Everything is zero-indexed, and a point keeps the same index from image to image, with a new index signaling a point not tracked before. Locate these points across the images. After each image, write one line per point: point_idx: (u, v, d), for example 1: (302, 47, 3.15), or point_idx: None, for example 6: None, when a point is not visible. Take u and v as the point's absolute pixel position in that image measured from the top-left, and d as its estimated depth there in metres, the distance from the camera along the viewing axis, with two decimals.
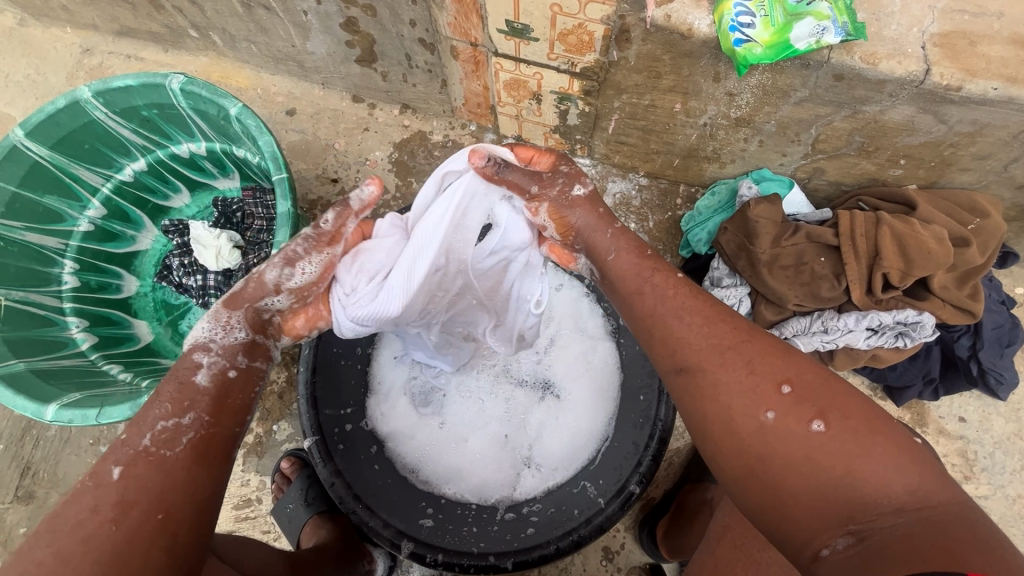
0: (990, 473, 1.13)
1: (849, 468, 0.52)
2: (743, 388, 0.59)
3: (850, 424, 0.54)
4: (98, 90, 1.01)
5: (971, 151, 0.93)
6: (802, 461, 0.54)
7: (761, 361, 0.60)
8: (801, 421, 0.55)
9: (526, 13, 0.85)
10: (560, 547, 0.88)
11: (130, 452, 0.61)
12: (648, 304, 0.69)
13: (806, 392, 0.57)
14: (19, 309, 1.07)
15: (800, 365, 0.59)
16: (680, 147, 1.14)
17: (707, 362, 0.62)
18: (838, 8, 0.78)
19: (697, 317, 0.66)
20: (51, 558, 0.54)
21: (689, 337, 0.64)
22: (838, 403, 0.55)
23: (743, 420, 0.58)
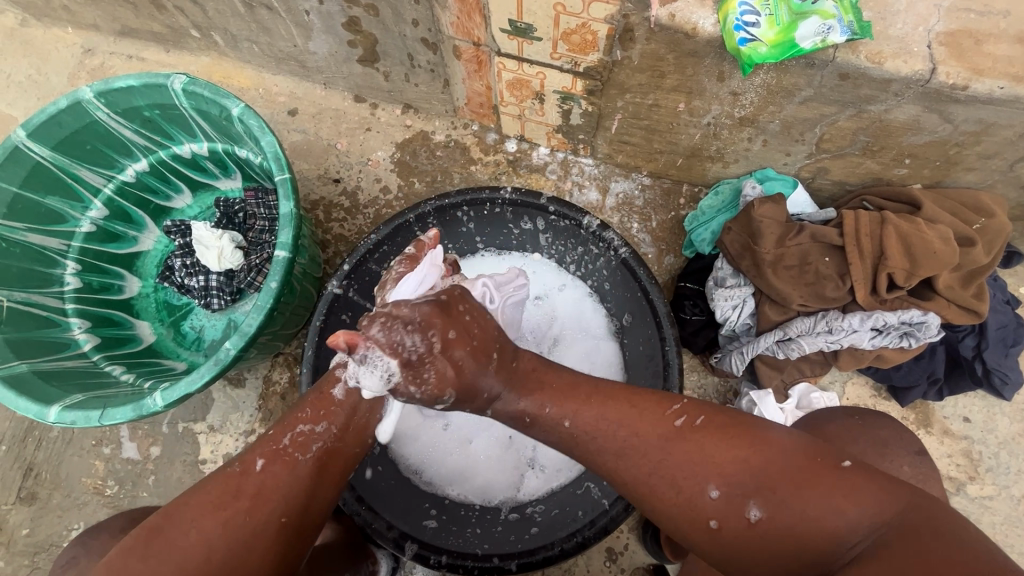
0: (995, 473, 1.13)
1: (801, 526, 0.55)
2: (682, 504, 0.60)
3: (775, 494, 0.56)
4: (100, 90, 1.01)
5: (976, 150, 0.92)
6: (762, 543, 0.56)
7: (671, 468, 0.60)
8: (739, 513, 0.57)
9: (529, 12, 0.85)
10: (563, 549, 0.86)
11: (270, 449, 0.66)
12: (561, 437, 0.66)
13: (730, 481, 0.58)
14: (21, 310, 1.07)
15: (716, 436, 0.61)
16: (684, 146, 1.13)
17: (639, 492, 0.62)
18: (844, 7, 0.78)
19: (608, 431, 0.63)
20: (191, 538, 0.61)
21: (602, 464, 0.64)
22: (762, 468, 0.58)
23: (695, 527, 0.60)
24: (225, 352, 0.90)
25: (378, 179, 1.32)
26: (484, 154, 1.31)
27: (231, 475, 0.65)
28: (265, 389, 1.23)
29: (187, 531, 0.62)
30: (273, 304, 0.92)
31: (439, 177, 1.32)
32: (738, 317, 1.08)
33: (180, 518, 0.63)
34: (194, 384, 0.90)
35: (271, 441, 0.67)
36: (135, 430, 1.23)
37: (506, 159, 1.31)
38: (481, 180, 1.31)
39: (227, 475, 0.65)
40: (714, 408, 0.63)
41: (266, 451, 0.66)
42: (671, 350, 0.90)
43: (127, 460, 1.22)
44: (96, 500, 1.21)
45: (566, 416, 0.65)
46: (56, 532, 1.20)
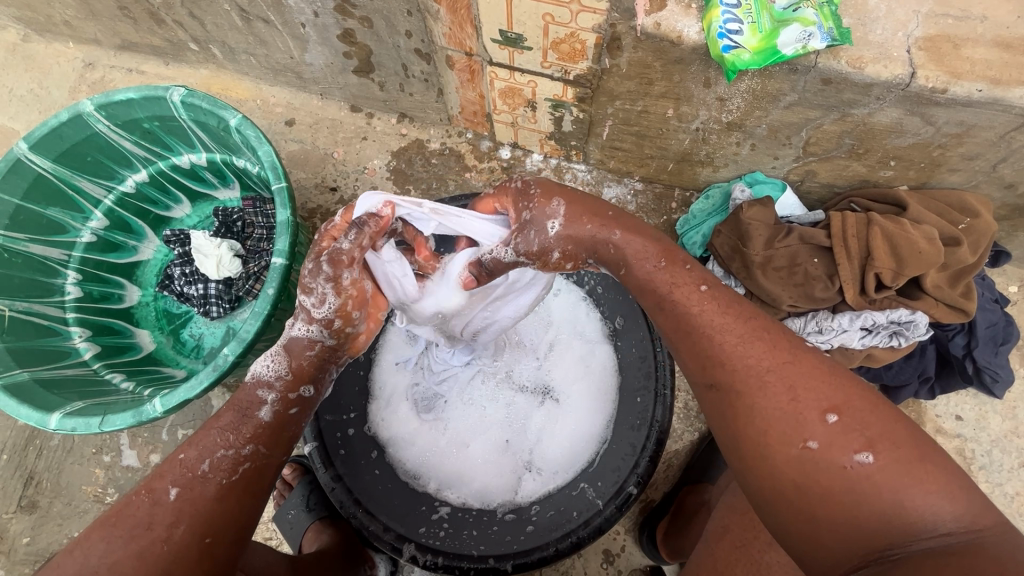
0: (988, 471, 1.14)
1: (895, 492, 0.51)
2: (784, 417, 0.56)
3: (899, 452, 0.52)
4: (100, 103, 1.03)
5: (958, 152, 0.94)
6: (844, 493, 0.53)
7: (800, 380, 0.57)
8: (842, 454, 0.53)
9: (518, 23, 0.87)
10: (558, 549, 0.88)
11: (182, 461, 0.61)
12: (678, 305, 0.64)
13: (853, 416, 0.54)
14: (21, 319, 1.09)
15: (847, 378, 0.57)
16: (674, 151, 1.15)
17: (742, 384, 0.59)
18: (824, 14, 0.80)
19: (730, 329, 0.61)
20: (104, 569, 0.57)
21: (715, 346, 0.60)
22: (888, 427, 0.54)
23: (780, 441, 0.56)
24: (223, 359, 0.92)
25: (374, 187, 1.34)
26: (479, 161, 1.33)
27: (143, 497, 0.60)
28: None
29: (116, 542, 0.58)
30: (270, 311, 0.93)
31: (435, 184, 1.33)
32: None
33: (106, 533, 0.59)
34: (193, 390, 0.92)
35: (180, 460, 0.61)
36: (135, 438, 1.24)
37: (500, 167, 1.33)
38: (476, 187, 1.33)
39: (133, 502, 0.60)
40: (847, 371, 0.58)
41: (185, 467, 0.61)
42: (662, 348, 0.95)
43: (127, 468, 1.23)
44: (96, 508, 1.22)
45: (705, 280, 0.64)
46: (56, 540, 1.21)
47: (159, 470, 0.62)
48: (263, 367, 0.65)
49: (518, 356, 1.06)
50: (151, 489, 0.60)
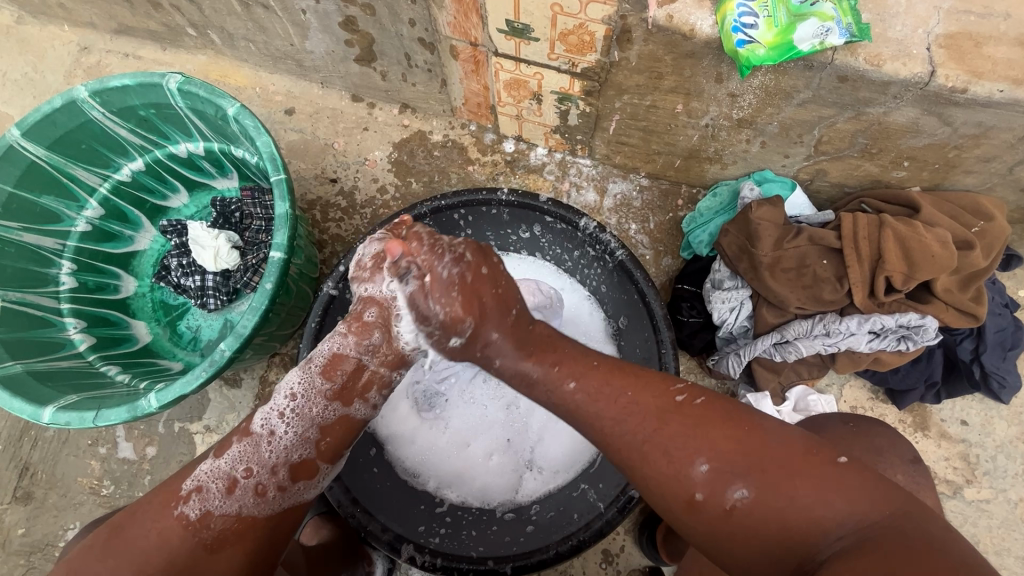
0: (992, 477, 1.13)
1: (780, 511, 0.54)
2: (665, 478, 0.59)
3: (766, 478, 0.55)
4: (95, 89, 1.00)
5: (975, 153, 0.92)
6: (739, 526, 0.56)
7: (667, 441, 0.60)
8: (724, 491, 0.57)
9: (526, 13, 0.84)
10: (559, 552, 0.86)
11: (247, 437, 0.70)
12: (556, 404, 0.67)
13: (722, 459, 0.57)
14: (15, 310, 1.07)
15: (653, 388, 0.64)
16: (682, 148, 1.13)
17: (629, 458, 0.62)
18: (843, 9, 0.77)
19: (610, 401, 0.64)
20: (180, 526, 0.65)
21: (598, 429, 0.64)
22: (755, 451, 0.57)
23: (676, 500, 0.59)
24: (220, 354, 0.90)
25: (375, 179, 1.31)
26: (482, 154, 1.31)
27: (200, 462, 0.69)
28: (262, 389, 1.23)
29: (151, 528, 0.65)
30: (268, 306, 0.91)
31: (437, 177, 1.31)
32: (735, 320, 1.07)
33: (147, 516, 0.66)
34: (190, 385, 0.90)
35: (242, 441, 0.70)
36: (131, 430, 1.22)
37: (504, 160, 1.30)
38: (479, 181, 1.30)
39: (180, 492, 0.67)
40: (697, 392, 0.63)
41: (243, 453, 0.70)
42: (668, 351, 0.90)
43: (123, 460, 1.22)
44: (92, 499, 1.21)
45: (573, 377, 0.66)
46: (51, 531, 1.20)
47: (210, 453, 0.71)
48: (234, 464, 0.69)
49: None
50: (200, 478, 0.68)
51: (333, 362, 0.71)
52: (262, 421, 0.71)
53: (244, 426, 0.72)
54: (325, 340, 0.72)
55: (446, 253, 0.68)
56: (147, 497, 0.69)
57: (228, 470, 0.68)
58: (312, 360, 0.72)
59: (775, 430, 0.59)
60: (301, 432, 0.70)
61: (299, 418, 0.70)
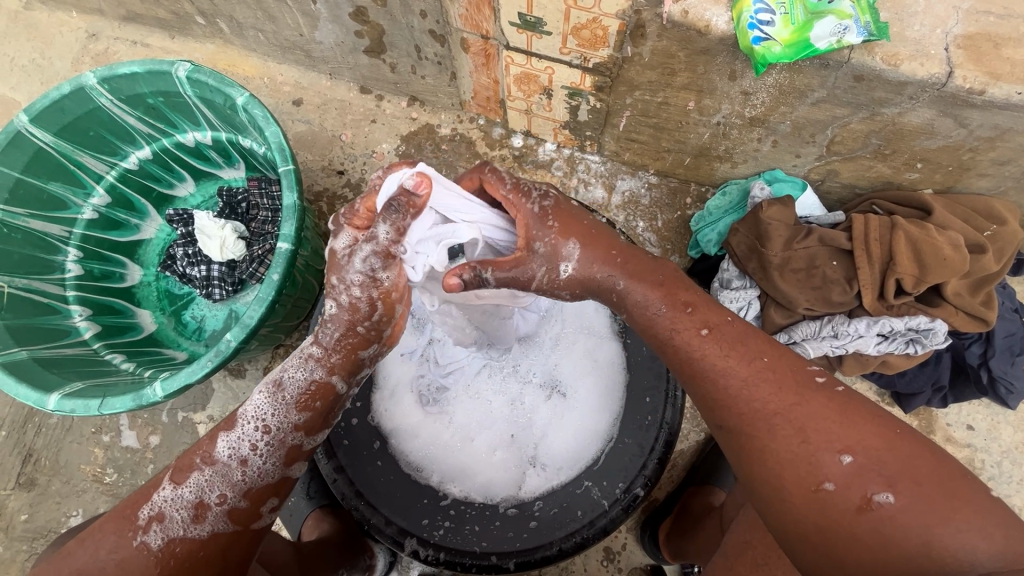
0: (997, 482, 1.13)
1: (926, 527, 0.51)
2: (794, 456, 0.58)
3: (918, 490, 0.53)
4: (103, 76, 0.99)
5: (989, 156, 0.91)
6: (870, 529, 0.53)
7: (811, 422, 0.58)
8: (863, 490, 0.54)
9: (539, 6, 0.83)
10: (562, 549, 0.90)
11: (212, 466, 0.67)
12: (683, 350, 0.66)
13: (868, 456, 0.55)
14: (21, 297, 1.06)
15: (791, 362, 0.63)
16: (692, 145, 1.12)
17: (754, 426, 0.61)
18: (861, 6, 0.76)
19: (739, 360, 0.63)
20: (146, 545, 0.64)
21: (724, 387, 0.63)
22: (908, 461, 0.54)
23: (800, 487, 0.57)
24: (225, 344, 0.90)
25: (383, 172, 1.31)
26: (490, 149, 1.30)
27: (157, 489, 0.66)
28: None
29: (108, 557, 0.63)
30: (274, 297, 0.91)
31: (444, 171, 1.30)
32: (742, 319, 1.07)
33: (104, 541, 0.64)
34: (195, 374, 0.90)
35: (205, 471, 0.67)
36: (135, 419, 1.23)
37: (512, 155, 1.30)
38: None
39: (136, 523, 0.64)
40: (860, 400, 0.60)
41: (210, 482, 0.67)
42: None
43: (126, 449, 1.22)
44: (95, 487, 1.21)
45: (706, 325, 0.66)
46: (54, 518, 1.20)
47: (169, 475, 0.67)
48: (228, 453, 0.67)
49: (524, 351, 1.02)
50: (159, 507, 0.65)
51: (312, 391, 0.70)
52: (228, 450, 0.68)
53: (207, 450, 0.68)
54: (300, 368, 0.70)
55: (532, 192, 0.71)
56: (104, 518, 0.66)
57: (194, 498, 0.66)
58: (278, 380, 0.70)
59: (931, 449, 0.56)
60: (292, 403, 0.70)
61: (278, 447, 0.69)
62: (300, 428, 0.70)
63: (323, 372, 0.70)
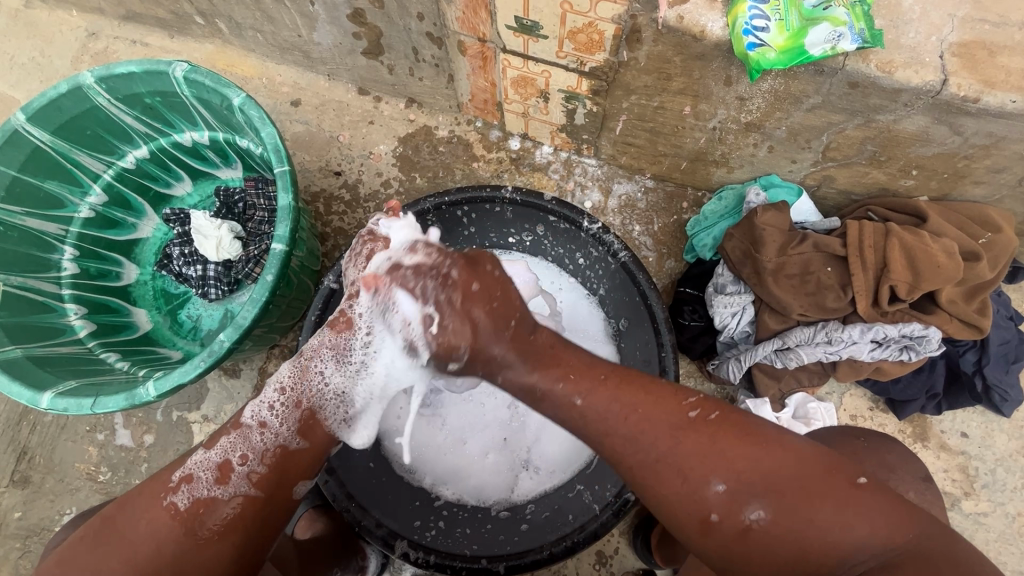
0: (990, 490, 1.13)
1: (799, 534, 0.54)
2: (681, 498, 0.59)
3: (787, 501, 0.55)
4: (100, 75, 1.00)
5: (985, 164, 0.91)
6: (758, 547, 0.56)
7: (685, 462, 0.59)
8: (742, 512, 0.56)
9: (535, 10, 0.83)
10: (552, 553, 0.87)
11: (237, 430, 0.69)
12: (563, 418, 0.64)
13: (740, 483, 0.57)
14: (16, 295, 1.06)
15: (664, 404, 0.62)
16: (689, 150, 1.12)
17: (642, 477, 0.61)
18: (855, 14, 0.76)
19: (619, 416, 0.61)
20: (144, 523, 0.64)
21: (608, 447, 0.62)
22: (773, 472, 0.56)
23: (692, 521, 0.59)
24: (218, 344, 0.90)
25: (380, 173, 1.31)
26: (487, 151, 1.30)
27: (190, 453, 0.68)
28: (260, 380, 1.23)
29: (140, 518, 0.65)
30: (268, 298, 0.91)
31: (442, 173, 1.31)
32: (737, 325, 1.07)
33: (138, 505, 0.66)
34: (188, 374, 0.90)
35: (232, 434, 0.69)
36: (129, 417, 1.23)
37: (509, 157, 1.30)
38: (484, 178, 1.30)
39: (169, 483, 0.66)
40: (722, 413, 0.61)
41: (233, 444, 0.69)
42: (669, 355, 0.90)
43: (120, 447, 1.22)
44: (89, 486, 1.21)
45: (578, 392, 0.63)
46: (48, 516, 1.20)
47: (200, 445, 0.70)
48: (267, 417, 0.70)
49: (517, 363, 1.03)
50: (190, 468, 0.67)
51: (328, 353, 0.71)
52: (253, 414, 0.70)
53: (236, 418, 0.71)
54: (315, 333, 0.73)
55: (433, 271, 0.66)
56: (136, 490, 0.68)
57: (219, 460, 0.67)
58: (307, 356, 0.72)
59: (793, 449, 0.58)
60: (319, 368, 0.71)
61: (293, 407, 0.70)
62: (319, 391, 0.71)
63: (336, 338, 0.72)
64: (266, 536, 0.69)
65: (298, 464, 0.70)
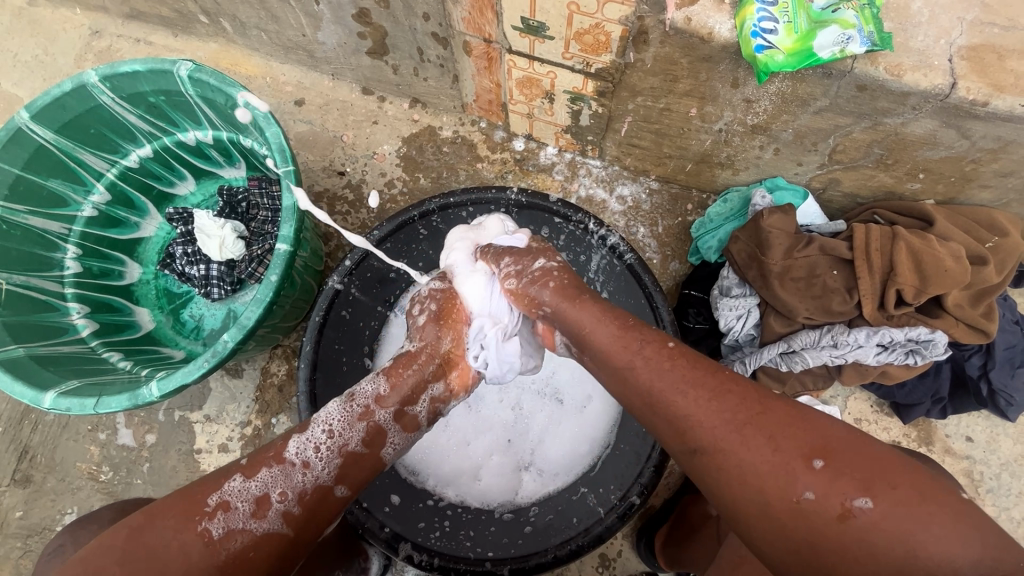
0: (995, 495, 1.12)
1: (905, 533, 0.50)
2: (767, 467, 0.55)
3: (897, 493, 0.51)
4: (105, 74, 0.99)
5: (992, 168, 0.91)
6: (855, 542, 0.51)
7: (777, 430, 0.56)
8: (843, 496, 0.52)
9: (542, 11, 0.83)
10: (557, 556, 0.87)
11: (280, 465, 0.68)
12: (633, 374, 0.65)
13: (839, 462, 0.53)
14: (19, 293, 1.06)
15: (750, 384, 0.61)
16: (694, 152, 1.12)
17: (721, 439, 0.57)
18: (865, 16, 0.75)
19: (697, 383, 0.61)
20: (173, 548, 0.61)
21: (680, 403, 0.61)
22: (877, 458, 0.53)
23: (780, 502, 0.54)
24: (222, 345, 0.89)
25: (383, 174, 1.31)
26: (491, 152, 1.30)
27: (227, 479, 0.65)
28: (263, 380, 1.22)
29: (170, 540, 0.61)
30: (272, 298, 0.91)
31: (445, 173, 1.30)
32: (742, 328, 1.06)
33: (166, 526, 0.62)
34: (191, 375, 0.89)
35: (273, 468, 0.67)
36: (131, 417, 1.22)
37: (513, 159, 1.30)
38: (487, 179, 1.30)
39: (204, 508, 0.63)
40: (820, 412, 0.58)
41: (274, 478, 0.67)
42: None
43: (123, 447, 1.22)
44: (90, 485, 1.21)
45: (656, 358, 0.64)
46: (49, 516, 1.20)
47: (238, 469, 0.67)
48: (311, 454, 0.69)
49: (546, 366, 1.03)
50: (227, 495, 0.64)
51: (373, 404, 0.73)
52: (297, 449, 0.69)
53: (278, 450, 0.69)
54: (368, 381, 0.75)
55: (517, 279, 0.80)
56: (163, 506, 0.64)
57: (259, 492, 0.65)
58: (356, 399, 0.74)
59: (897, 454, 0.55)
60: (364, 412, 0.73)
61: (336, 452, 0.70)
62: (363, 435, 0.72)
63: (386, 385, 0.75)
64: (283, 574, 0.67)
65: (330, 509, 0.69)
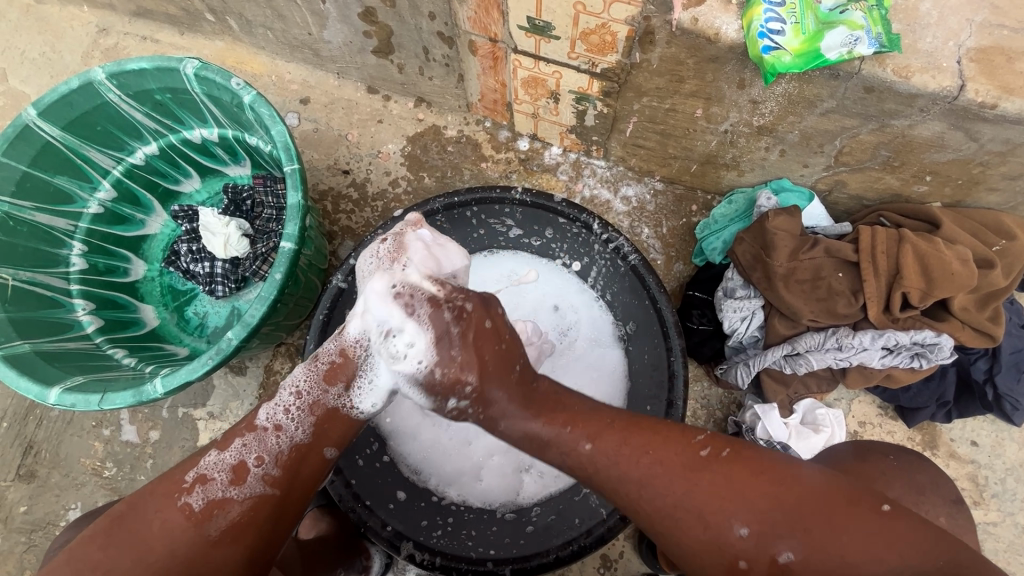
0: (1000, 500, 1.12)
1: (833, 573, 0.54)
2: (704, 545, 0.59)
3: (814, 537, 0.55)
4: (112, 71, 1.00)
5: (1000, 171, 0.91)
6: None
7: (705, 504, 0.59)
8: (769, 551, 0.56)
9: (548, 10, 0.83)
10: (559, 557, 0.88)
11: (252, 432, 0.69)
12: (578, 468, 0.65)
13: (763, 523, 0.57)
14: (25, 290, 1.07)
15: (676, 445, 0.63)
16: (699, 153, 1.11)
17: (662, 525, 0.61)
18: (873, 18, 0.75)
19: (631, 459, 0.63)
20: (155, 525, 0.64)
21: (630, 497, 0.62)
22: (799, 510, 0.56)
23: (719, 565, 0.59)
24: (226, 343, 0.89)
25: (388, 173, 1.31)
26: (495, 152, 1.30)
27: (203, 454, 0.68)
28: (266, 378, 1.23)
29: (153, 518, 0.64)
30: (276, 296, 0.91)
31: (450, 173, 1.30)
32: (746, 329, 1.06)
33: (148, 506, 0.65)
34: (196, 372, 0.89)
35: (246, 436, 0.69)
36: (135, 413, 1.23)
37: (517, 158, 1.29)
38: (492, 178, 1.30)
39: (182, 484, 0.66)
40: (753, 461, 0.61)
41: (248, 445, 0.69)
42: (677, 360, 0.91)
43: (126, 443, 1.22)
44: (94, 481, 1.21)
45: (586, 437, 0.65)
46: (53, 511, 1.21)
47: (214, 444, 0.69)
48: (286, 420, 0.70)
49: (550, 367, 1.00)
50: (203, 469, 0.67)
51: (340, 361, 0.72)
52: (267, 417, 0.70)
53: (250, 419, 0.71)
54: (332, 338, 0.73)
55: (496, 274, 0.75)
56: (148, 489, 0.67)
57: (234, 461, 0.67)
58: (320, 357, 0.72)
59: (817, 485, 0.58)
60: (324, 372, 0.71)
61: (308, 412, 0.70)
62: (342, 393, 0.71)
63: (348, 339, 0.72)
64: (282, 534, 0.69)
65: (312, 470, 0.70)
